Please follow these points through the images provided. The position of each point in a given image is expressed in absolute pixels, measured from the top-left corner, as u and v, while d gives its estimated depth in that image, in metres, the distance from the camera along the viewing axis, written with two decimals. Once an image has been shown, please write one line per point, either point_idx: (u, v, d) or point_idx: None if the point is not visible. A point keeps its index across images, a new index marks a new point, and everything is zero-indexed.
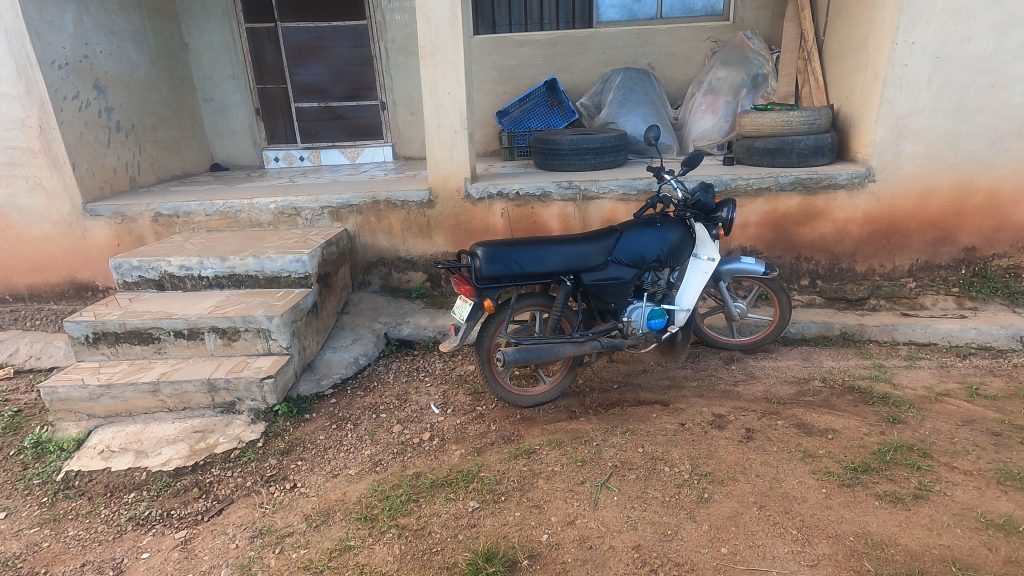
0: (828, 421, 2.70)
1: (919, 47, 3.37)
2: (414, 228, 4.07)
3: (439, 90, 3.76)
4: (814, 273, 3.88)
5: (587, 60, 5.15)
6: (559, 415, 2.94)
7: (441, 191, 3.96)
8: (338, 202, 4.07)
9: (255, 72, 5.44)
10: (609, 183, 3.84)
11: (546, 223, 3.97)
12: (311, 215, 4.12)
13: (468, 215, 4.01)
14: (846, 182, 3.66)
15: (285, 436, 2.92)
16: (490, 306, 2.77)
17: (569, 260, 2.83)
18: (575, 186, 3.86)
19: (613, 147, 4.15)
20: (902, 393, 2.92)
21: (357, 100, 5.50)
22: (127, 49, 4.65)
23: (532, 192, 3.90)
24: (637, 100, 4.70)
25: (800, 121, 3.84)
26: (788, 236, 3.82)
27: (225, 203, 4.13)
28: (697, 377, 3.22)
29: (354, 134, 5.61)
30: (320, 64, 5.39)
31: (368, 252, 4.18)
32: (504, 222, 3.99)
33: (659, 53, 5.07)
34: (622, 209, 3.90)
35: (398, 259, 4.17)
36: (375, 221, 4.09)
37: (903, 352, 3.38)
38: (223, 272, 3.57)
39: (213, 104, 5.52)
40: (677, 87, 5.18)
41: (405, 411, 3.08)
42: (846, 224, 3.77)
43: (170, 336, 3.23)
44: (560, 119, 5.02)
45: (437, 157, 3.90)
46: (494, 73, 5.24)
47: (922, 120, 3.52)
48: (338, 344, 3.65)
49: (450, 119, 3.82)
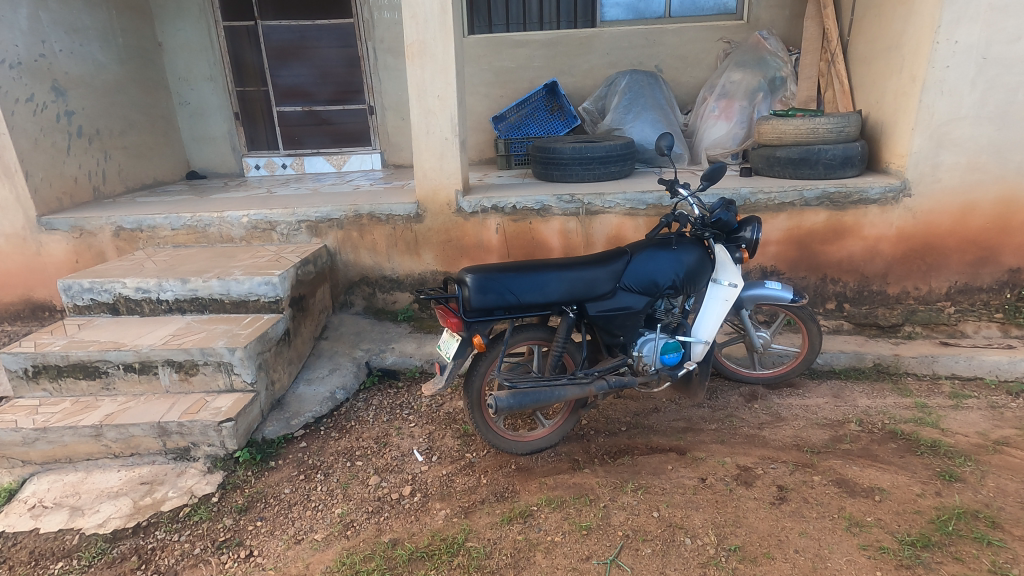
0: (873, 477, 2.33)
1: (963, 47, 3.01)
2: (400, 244, 3.70)
3: (428, 93, 3.40)
4: (841, 295, 3.51)
5: (590, 61, 4.79)
6: (559, 465, 2.56)
7: (430, 204, 3.59)
8: (317, 216, 3.69)
9: (234, 74, 5.07)
10: (615, 197, 3.47)
11: (546, 240, 3.60)
12: (287, 230, 3.74)
13: (459, 231, 3.63)
14: (878, 197, 3.30)
15: (244, 489, 2.54)
16: (480, 344, 2.37)
17: (573, 287, 2.45)
18: (578, 200, 3.50)
19: (619, 156, 3.78)
20: (953, 441, 2.55)
21: (343, 104, 5.12)
22: (92, 48, 4.28)
23: (530, 205, 3.53)
24: (644, 105, 4.33)
25: (829, 128, 3.43)
26: (812, 255, 3.46)
27: (193, 216, 3.76)
28: (715, 418, 2.85)
29: (340, 140, 5.23)
30: (304, 65, 5.02)
31: (349, 271, 3.80)
32: (499, 239, 3.62)
33: (667, 55, 4.71)
34: (630, 225, 3.53)
35: (383, 278, 3.79)
36: (357, 237, 3.72)
37: (946, 389, 3.00)
38: (183, 295, 3.18)
39: (190, 107, 5.15)
40: (686, 91, 4.82)
41: (384, 458, 2.70)
42: (877, 242, 3.40)
43: (119, 370, 2.85)
44: (561, 126, 4.67)
45: (425, 167, 3.53)
46: (489, 75, 4.88)
47: (964, 128, 3.15)
48: (312, 376, 3.27)
49: (440, 126, 3.45)
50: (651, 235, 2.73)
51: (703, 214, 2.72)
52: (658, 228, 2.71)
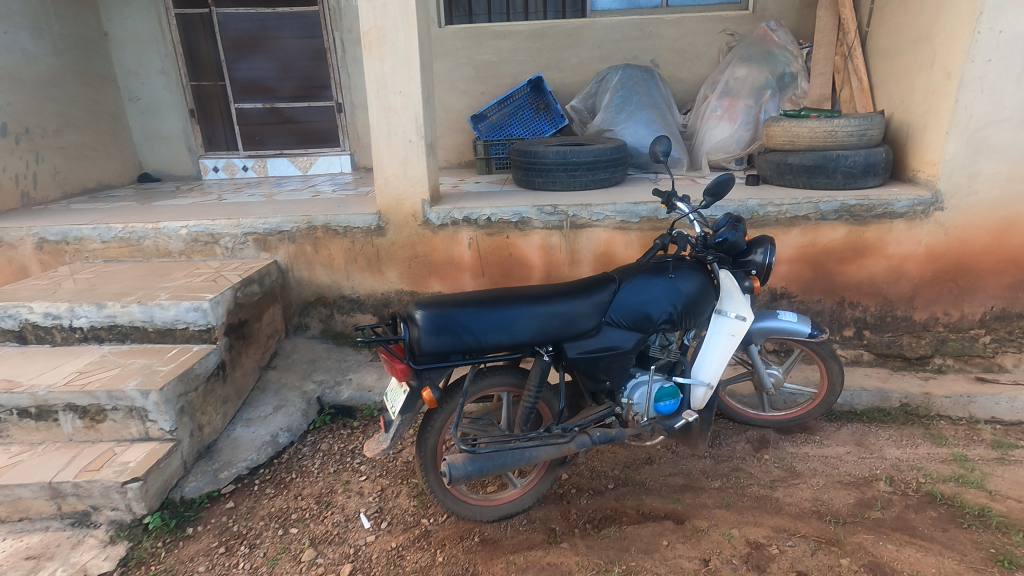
0: (913, 562, 1.91)
1: (1008, 38, 2.57)
2: (360, 260, 3.25)
3: (388, 88, 2.95)
4: (860, 322, 3.10)
5: (579, 55, 4.35)
6: (532, 537, 2.12)
7: (394, 216, 3.15)
8: (265, 228, 3.24)
9: (188, 67, 4.60)
10: (604, 208, 3.03)
11: (525, 256, 3.16)
12: (232, 243, 3.29)
13: (426, 245, 3.18)
14: (905, 210, 2.88)
15: (149, 566, 2.08)
16: (429, 398, 1.93)
17: (547, 325, 2.01)
18: (562, 211, 3.06)
19: (609, 162, 3.34)
20: (1004, 509, 2.12)
21: (308, 100, 4.66)
22: (20, 37, 3.80)
23: (507, 218, 3.09)
24: (638, 103, 3.89)
25: (850, 131, 2.98)
26: (828, 276, 3.03)
27: (125, 227, 3.30)
28: (719, 473, 2.42)
29: (306, 141, 4.77)
30: (264, 58, 4.56)
31: (303, 290, 3.35)
32: (472, 254, 3.18)
33: (664, 48, 4.28)
34: (621, 240, 3.09)
35: (342, 298, 3.35)
36: (311, 252, 3.27)
37: (987, 437, 2.57)
38: (101, 323, 2.73)
39: (141, 104, 4.68)
40: (684, 88, 4.37)
41: (324, 524, 2.26)
42: (902, 262, 2.98)
43: (13, 415, 2.41)
44: (547, 126, 4.26)
45: (386, 173, 3.08)
46: (468, 70, 4.43)
47: (1007, 132, 2.71)
48: (253, 416, 2.83)
49: (403, 126, 3.01)
50: (643, 259, 2.30)
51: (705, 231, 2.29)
52: (651, 251, 2.26)
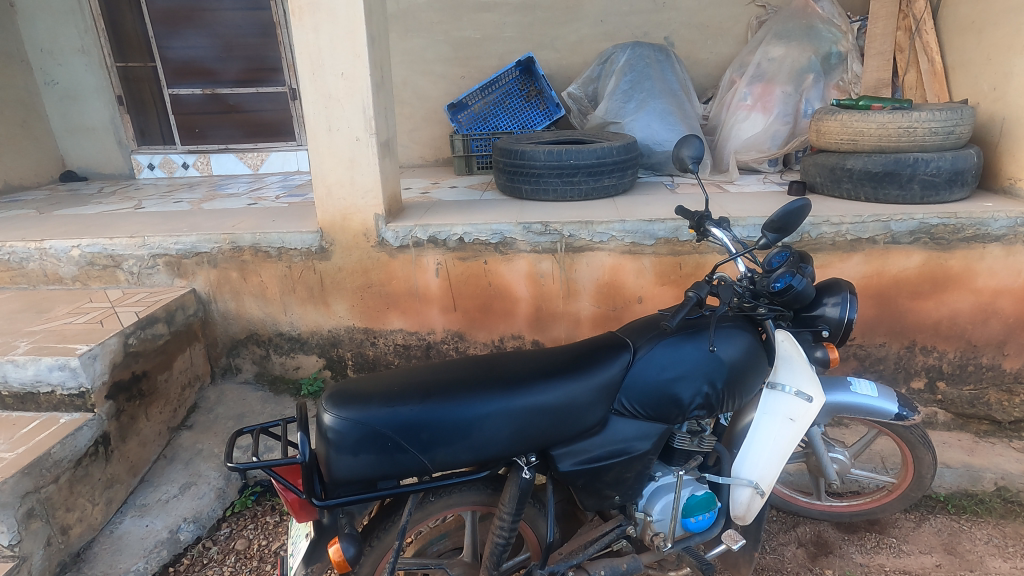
0: None
1: None
2: (300, 289, 2.57)
3: (326, 69, 2.24)
4: (934, 371, 2.43)
5: (579, 31, 3.63)
6: None
7: (339, 234, 2.46)
8: (178, 248, 2.55)
9: (113, 44, 3.87)
10: (609, 226, 2.35)
11: (507, 287, 2.47)
12: (137, 267, 2.59)
13: (382, 272, 2.50)
14: (1002, 232, 2.20)
15: None
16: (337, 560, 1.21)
17: (526, 428, 1.35)
18: (556, 229, 2.37)
19: (616, 165, 2.64)
20: None
21: (256, 85, 3.95)
22: None
23: (485, 238, 2.40)
24: (650, 89, 3.18)
25: (933, 128, 2.27)
26: (896, 315, 2.36)
27: (1, 247, 2.61)
28: None
29: (255, 133, 4.08)
30: (201, 34, 3.83)
31: (230, 325, 2.67)
32: (441, 284, 2.49)
33: (681, 23, 3.56)
34: (630, 267, 2.40)
35: (279, 336, 2.67)
36: (238, 279, 2.58)
37: None
38: None
39: (59, 89, 3.94)
40: (704, 71, 3.66)
41: None
42: (995, 297, 2.30)
43: None
44: (539, 117, 3.60)
45: (328, 180, 2.38)
46: (446, 49, 3.71)
47: None
48: (150, 501, 2.16)
49: (347, 120, 2.30)
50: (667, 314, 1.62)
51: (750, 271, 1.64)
52: (682, 307, 1.46)
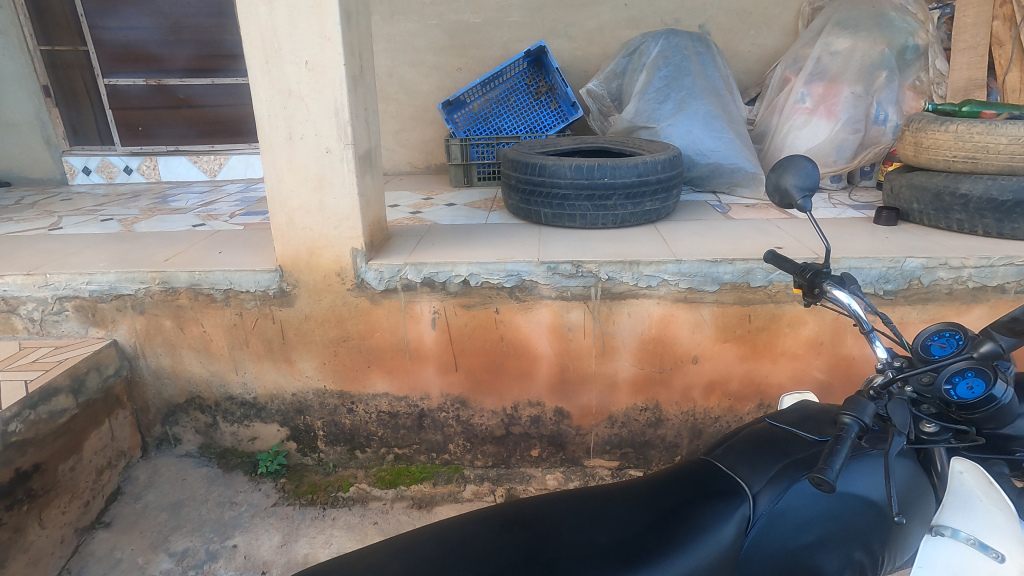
0: None
1: None
2: (256, 343, 1.98)
3: (285, 55, 1.65)
4: None
5: (598, 17, 3.07)
6: None
7: (306, 274, 1.88)
8: (92, 290, 1.93)
9: (36, 24, 3.21)
10: (661, 268, 1.80)
11: (525, 341, 1.91)
12: (37, 313, 1.97)
13: (363, 323, 1.92)
14: None
15: None
16: None
17: None
18: (590, 270, 1.81)
19: (660, 184, 2.10)
20: None
21: (211, 75, 3.33)
22: None
23: (499, 282, 1.84)
24: (689, 87, 2.64)
25: None
26: None
27: None
28: None
29: (212, 133, 3.47)
30: (143, 13, 3.19)
31: (165, 386, 2.08)
32: (438, 338, 1.92)
33: (718, 8, 3.01)
34: (686, 319, 1.86)
35: (229, 400, 2.08)
36: (173, 330, 1.98)
37: None
38: None
39: None
40: (743, 67, 3.12)
41: None
42: None
43: None
44: (551, 118, 3.05)
45: (290, 204, 1.80)
46: (440, 36, 3.12)
47: None
48: None
49: (315, 125, 1.72)
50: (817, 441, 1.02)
51: (900, 357, 1.04)
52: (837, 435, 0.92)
